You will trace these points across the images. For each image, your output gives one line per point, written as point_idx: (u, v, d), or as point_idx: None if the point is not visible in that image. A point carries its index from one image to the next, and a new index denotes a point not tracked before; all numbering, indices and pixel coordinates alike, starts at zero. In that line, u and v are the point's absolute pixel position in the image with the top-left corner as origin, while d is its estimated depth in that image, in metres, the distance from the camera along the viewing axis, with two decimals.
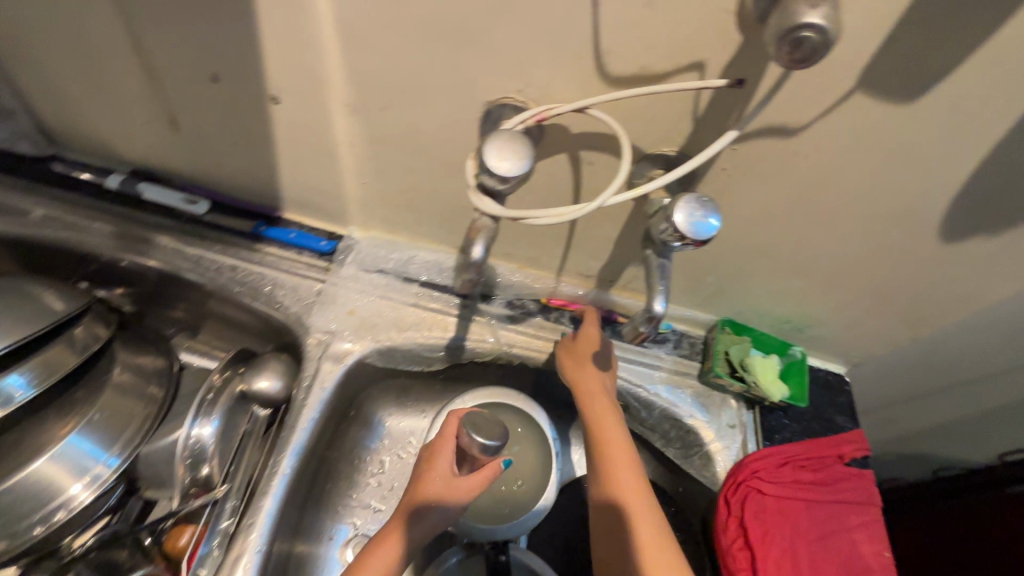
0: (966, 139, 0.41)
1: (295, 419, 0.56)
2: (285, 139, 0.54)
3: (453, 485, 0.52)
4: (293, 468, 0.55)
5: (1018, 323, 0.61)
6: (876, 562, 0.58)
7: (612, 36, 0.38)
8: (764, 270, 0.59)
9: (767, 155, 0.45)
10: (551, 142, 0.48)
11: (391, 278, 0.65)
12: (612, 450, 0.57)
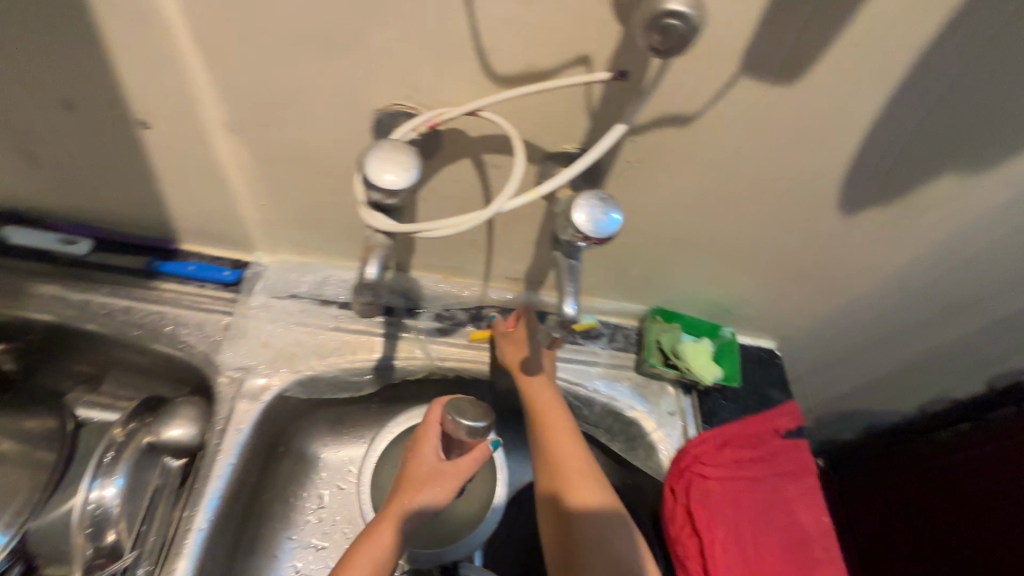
0: (848, 115, 0.42)
1: (209, 468, 0.52)
2: (164, 166, 0.50)
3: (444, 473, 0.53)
4: (210, 522, 0.50)
5: (922, 283, 0.65)
6: (815, 530, 0.60)
7: (491, 34, 0.37)
8: (685, 258, 0.60)
9: (666, 144, 0.45)
10: (451, 148, 0.46)
11: (307, 303, 0.61)
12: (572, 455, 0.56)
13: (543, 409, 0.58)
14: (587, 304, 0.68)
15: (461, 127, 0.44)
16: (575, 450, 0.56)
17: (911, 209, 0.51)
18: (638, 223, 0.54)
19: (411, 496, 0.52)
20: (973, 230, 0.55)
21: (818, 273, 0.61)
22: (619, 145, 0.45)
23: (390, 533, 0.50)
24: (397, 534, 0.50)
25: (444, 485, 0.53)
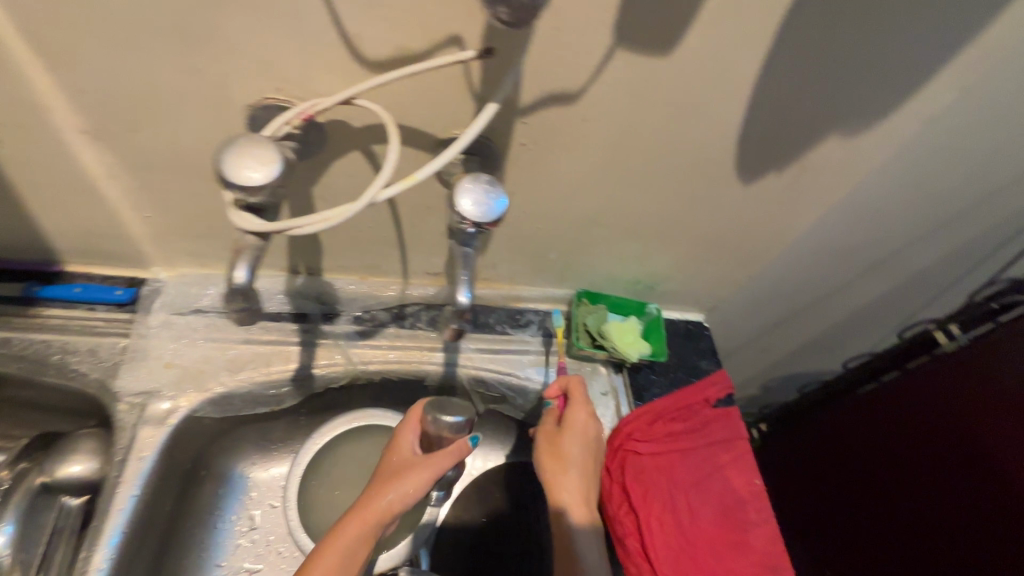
0: (729, 84, 0.42)
1: (109, 502, 0.48)
2: (23, 182, 0.45)
3: (423, 470, 0.49)
4: (113, 560, 0.47)
5: (830, 245, 0.67)
6: (748, 493, 0.61)
7: (353, 17, 0.35)
8: (601, 238, 0.60)
9: (558, 124, 0.44)
10: (338, 141, 0.44)
11: (212, 317, 0.58)
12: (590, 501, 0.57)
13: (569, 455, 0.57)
14: (513, 293, 0.68)
15: (342, 119, 0.42)
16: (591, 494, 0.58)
17: (805, 173, 0.53)
18: (547, 207, 0.54)
19: (385, 494, 0.47)
20: (866, 189, 0.57)
21: (731, 243, 0.63)
22: (511, 127, 0.44)
23: (360, 531, 0.45)
24: (364, 534, 0.45)
25: (423, 474, 0.48)
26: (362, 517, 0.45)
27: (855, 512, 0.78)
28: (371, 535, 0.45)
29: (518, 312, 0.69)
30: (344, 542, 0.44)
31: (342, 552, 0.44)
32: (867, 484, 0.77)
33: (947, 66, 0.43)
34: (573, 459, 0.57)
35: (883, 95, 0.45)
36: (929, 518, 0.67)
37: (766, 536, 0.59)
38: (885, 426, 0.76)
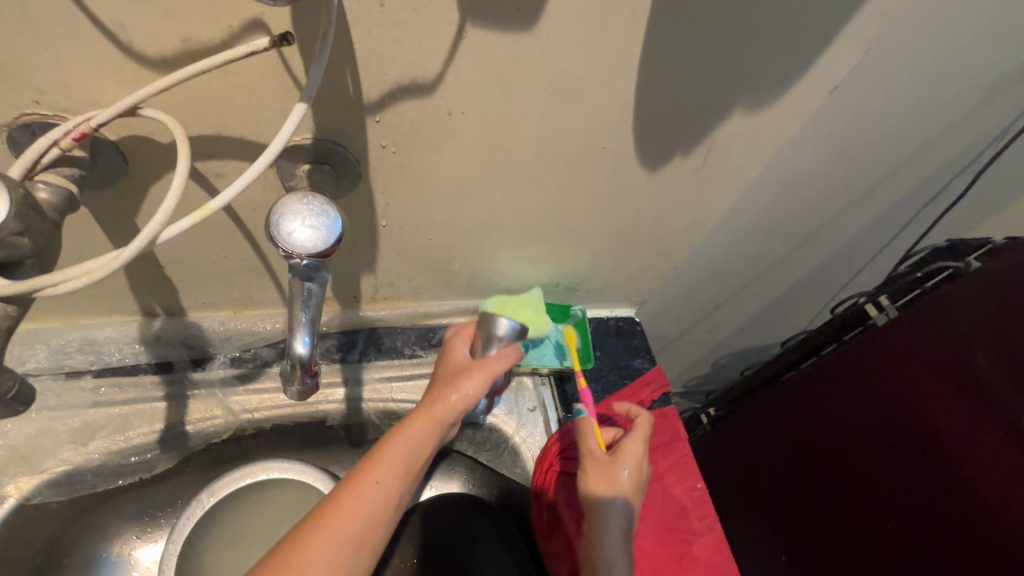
0: (610, 61, 0.37)
1: None
2: None
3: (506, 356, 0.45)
4: None
5: (752, 223, 0.63)
6: (689, 500, 0.58)
7: (104, 2, 0.27)
8: (505, 243, 0.53)
9: (419, 121, 0.37)
10: (143, 161, 0.35)
11: (47, 381, 0.49)
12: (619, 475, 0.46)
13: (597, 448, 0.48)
14: (422, 310, 0.60)
15: (140, 133, 0.33)
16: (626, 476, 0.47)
17: (714, 153, 0.48)
18: (434, 215, 0.47)
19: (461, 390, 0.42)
20: (781, 165, 0.53)
21: (649, 234, 0.57)
22: (362, 128, 0.37)
23: (406, 445, 0.39)
24: (401, 468, 0.38)
25: (479, 379, 0.43)
26: (380, 457, 0.38)
27: (801, 493, 0.76)
28: (432, 440, 0.41)
29: (430, 330, 0.62)
30: (406, 452, 0.39)
31: (414, 450, 0.39)
32: (809, 464, 0.75)
33: (849, 24, 0.39)
34: (625, 469, 0.46)
35: (785, 63, 0.40)
36: (872, 496, 0.65)
37: (710, 544, 0.56)
38: (823, 403, 0.73)
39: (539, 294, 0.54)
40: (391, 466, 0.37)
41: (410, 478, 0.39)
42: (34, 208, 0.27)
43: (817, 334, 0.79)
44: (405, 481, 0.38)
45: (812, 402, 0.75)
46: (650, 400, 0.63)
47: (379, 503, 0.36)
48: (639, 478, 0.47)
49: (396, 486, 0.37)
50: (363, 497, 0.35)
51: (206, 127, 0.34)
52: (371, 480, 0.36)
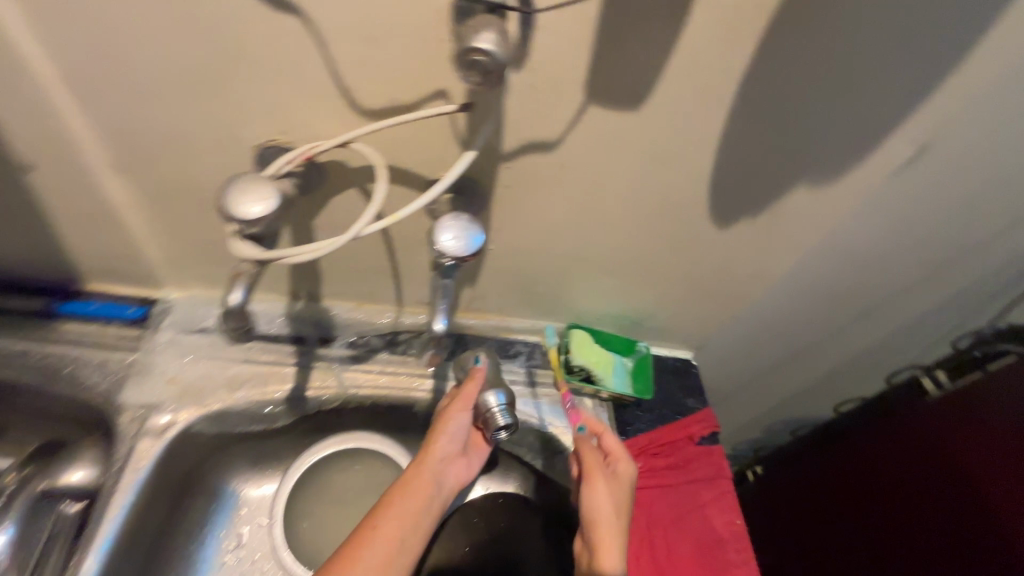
0: (696, 136, 0.46)
1: (105, 506, 0.52)
2: (56, 207, 0.50)
3: (466, 390, 0.59)
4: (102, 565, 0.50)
5: (812, 287, 0.69)
6: (727, 531, 0.62)
7: (350, 73, 0.40)
8: (585, 274, 0.62)
9: (538, 169, 0.48)
10: (334, 178, 0.48)
11: (217, 336, 0.61)
12: (598, 508, 0.56)
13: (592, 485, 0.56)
14: (503, 324, 0.70)
15: (340, 159, 0.46)
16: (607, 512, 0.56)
17: (777, 219, 0.55)
18: (533, 244, 0.57)
19: (435, 442, 0.59)
20: (840, 237, 0.60)
21: (713, 283, 0.65)
22: (493, 170, 0.48)
23: (399, 490, 0.55)
24: (400, 512, 0.54)
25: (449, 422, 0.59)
26: (380, 505, 0.54)
27: (842, 558, 0.76)
28: (423, 492, 0.56)
29: (508, 342, 0.71)
30: (403, 509, 0.54)
31: (412, 494, 0.55)
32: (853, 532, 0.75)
33: (905, 125, 0.46)
34: (605, 507, 0.56)
35: (846, 149, 0.48)
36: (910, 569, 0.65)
37: None
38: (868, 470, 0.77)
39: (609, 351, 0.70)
40: (390, 512, 0.53)
41: (413, 525, 0.54)
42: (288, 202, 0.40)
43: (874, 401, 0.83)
44: (407, 528, 0.53)
45: (862, 471, 0.78)
46: (700, 436, 0.68)
47: (384, 554, 0.51)
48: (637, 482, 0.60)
49: (397, 522, 0.53)
50: (370, 549, 0.50)
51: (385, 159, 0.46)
52: (373, 521, 0.52)
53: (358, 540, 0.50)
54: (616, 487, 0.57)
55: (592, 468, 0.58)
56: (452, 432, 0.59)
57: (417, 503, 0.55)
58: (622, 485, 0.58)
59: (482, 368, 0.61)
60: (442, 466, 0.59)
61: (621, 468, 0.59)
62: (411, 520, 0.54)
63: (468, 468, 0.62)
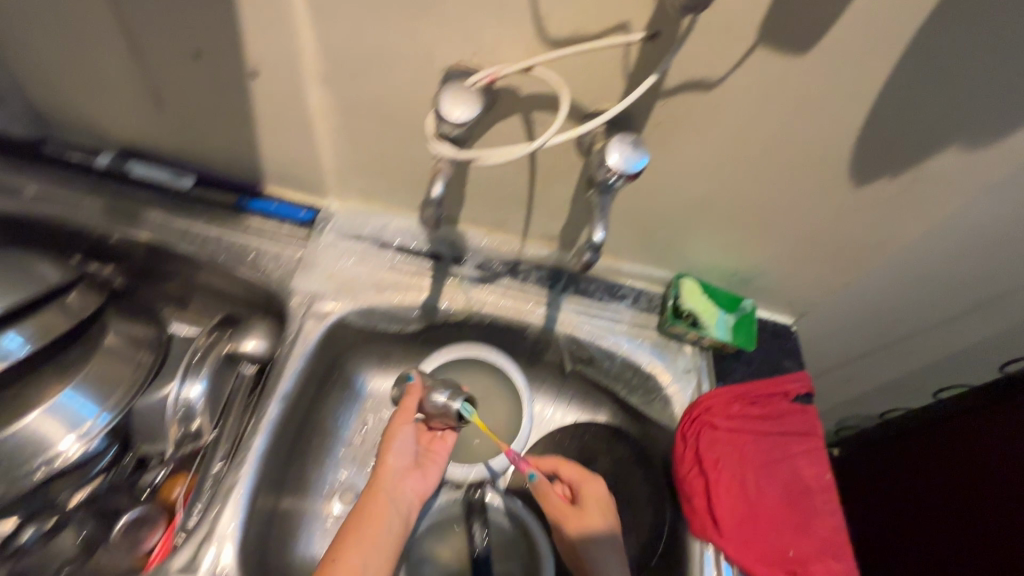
0: (856, 85, 0.48)
1: (281, 367, 0.61)
2: (263, 111, 0.59)
3: (406, 406, 0.63)
4: (279, 413, 0.59)
5: (936, 262, 0.68)
6: (816, 483, 0.64)
7: (548, 2, 0.44)
8: (708, 223, 0.65)
9: (693, 108, 0.51)
10: (504, 104, 0.53)
11: (368, 244, 0.70)
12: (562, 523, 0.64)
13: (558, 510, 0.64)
14: (615, 267, 0.74)
15: (513, 85, 0.51)
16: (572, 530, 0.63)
17: (918, 181, 0.56)
18: (667, 185, 0.60)
19: (387, 462, 0.62)
20: (978, 210, 0.59)
21: (834, 246, 0.66)
22: (649, 107, 0.52)
23: (359, 518, 0.56)
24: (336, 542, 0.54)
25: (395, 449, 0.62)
26: (356, 528, 0.55)
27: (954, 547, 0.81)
28: (380, 510, 0.58)
29: (616, 285, 0.75)
30: (365, 531, 0.56)
31: (348, 527, 0.56)
32: (945, 536, 0.83)
33: None
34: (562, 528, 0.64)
35: (1012, 113, 0.48)
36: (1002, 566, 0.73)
37: (830, 525, 0.62)
38: (949, 479, 0.84)
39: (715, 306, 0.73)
40: (342, 539, 0.54)
41: (374, 546, 0.55)
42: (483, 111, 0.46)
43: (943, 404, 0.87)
44: (371, 549, 0.54)
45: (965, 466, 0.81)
46: (795, 394, 0.70)
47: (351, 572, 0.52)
48: (606, 505, 0.64)
49: (357, 549, 0.54)
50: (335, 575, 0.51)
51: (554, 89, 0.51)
52: (348, 541, 0.54)
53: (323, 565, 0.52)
54: (580, 519, 0.63)
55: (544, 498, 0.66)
56: (395, 454, 0.62)
57: (375, 525, 0.56)
58: (588, 515, 0.63)
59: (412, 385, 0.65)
60: (398, 482, 0.61)
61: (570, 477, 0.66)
62: (369, 540, 0.55)
63: (427, 488, 0.64)
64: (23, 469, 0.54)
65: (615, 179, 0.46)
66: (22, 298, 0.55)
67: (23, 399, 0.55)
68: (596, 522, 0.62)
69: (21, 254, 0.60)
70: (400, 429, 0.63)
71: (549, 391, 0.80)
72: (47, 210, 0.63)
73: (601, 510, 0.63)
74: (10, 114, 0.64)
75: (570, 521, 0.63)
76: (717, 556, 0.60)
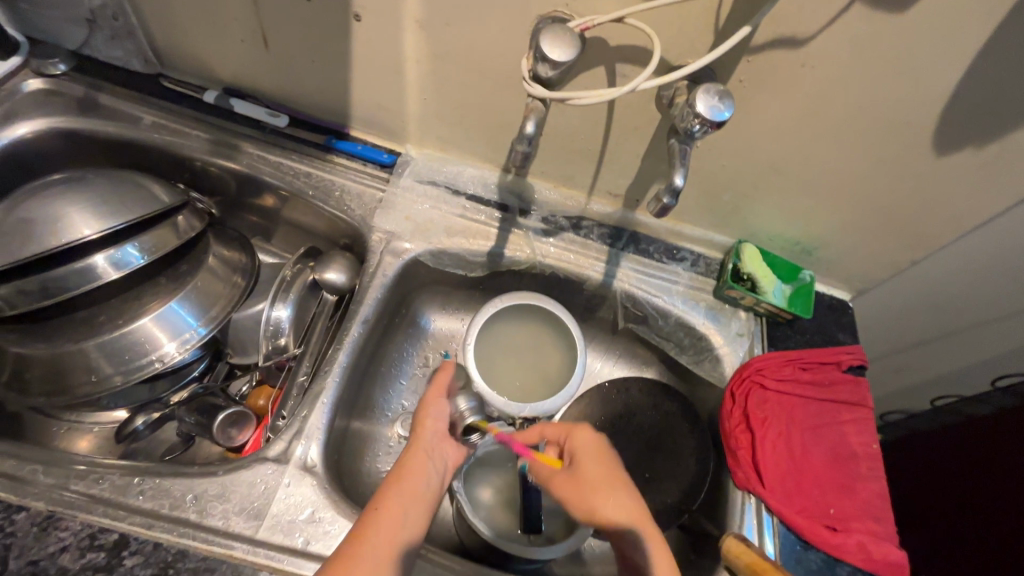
0: (952, 47, 0.48)
1: (362, 295, 0.68)
2: (361, 55, 0.63)
3: (443, 380, 0.62)
4: (361, 333, 0.66)
5: (1012, 245, 0.67)
6: (863, 450, 0.66)
7: None
8: (776, 188, 0.66)
9: (779, 66, 0.52)
10: (592, 54, 0.55)
11: (442, 190, 0.74)
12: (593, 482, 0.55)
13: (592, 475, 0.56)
14: (677, 229, 0.76)
15: (604, 36, 0.53)
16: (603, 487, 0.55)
17: (1006, 154, 0.55)
18: (739, 146, 0.62)
19: (422, 424, 0.57)
20: None
21: (905, 220, 0.66)
22: (735, 64, 0.53)
23: (388, 495, 0.49)
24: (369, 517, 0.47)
25: (427, 429, 0.57)
26: (384, 504, 0.48)
27: (978, 534, 0.81)
28: (418, 468, 0.53)
29: (675, 247, 0.77)
30: (406, 487, 0.51)
31: (381, 504, 0.49)
32: (957, 528, 0.85)
33: None
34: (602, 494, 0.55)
35: None
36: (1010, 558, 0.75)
37: (873, 490, 0.63)
38: (966, 476, 0.85)
39: (774, 275, 0.74)
40: (378, 512, 0.48)
41: (415, 501, 0.50)
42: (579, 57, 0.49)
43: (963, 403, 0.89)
44: (409, 504, 0.50)
45: (1001, 456, 0.80)
46: (848, 365, 0.71)
47: (390, 523, 0.47)
48: (602, 452, 0.58)
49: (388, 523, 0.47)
50: (377, 524, 0.47)
51: (642, 41, 0.53)
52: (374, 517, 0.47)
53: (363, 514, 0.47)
54: (582, 489, 0.55)
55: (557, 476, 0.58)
56: (433, 418, 0.58)
57: (414, 481, 0.51)
58: (586, 482, 0.56)
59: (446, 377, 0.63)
60: (434, 443, 0.56)
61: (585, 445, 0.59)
62: (411, 496, 0.50)
63: (460, 452, 0.59)
64: (136, 364, 0.61)
65: (699, 128, 0.49)
66: (141, 213, 0.61)
67: (138, 303, 0.62)
68: (606, 502, 0.54)
69: (141, 177, 0.66)
70: (436, 398, 0.60)
71: (600, 346, 0.82)
72: (162, 138, 0.70)
73: (594, 460, 0.57)
74: (132, 49, 0.71)
75: (568, 492, 0.56)
76: (758, 507, 0.63)
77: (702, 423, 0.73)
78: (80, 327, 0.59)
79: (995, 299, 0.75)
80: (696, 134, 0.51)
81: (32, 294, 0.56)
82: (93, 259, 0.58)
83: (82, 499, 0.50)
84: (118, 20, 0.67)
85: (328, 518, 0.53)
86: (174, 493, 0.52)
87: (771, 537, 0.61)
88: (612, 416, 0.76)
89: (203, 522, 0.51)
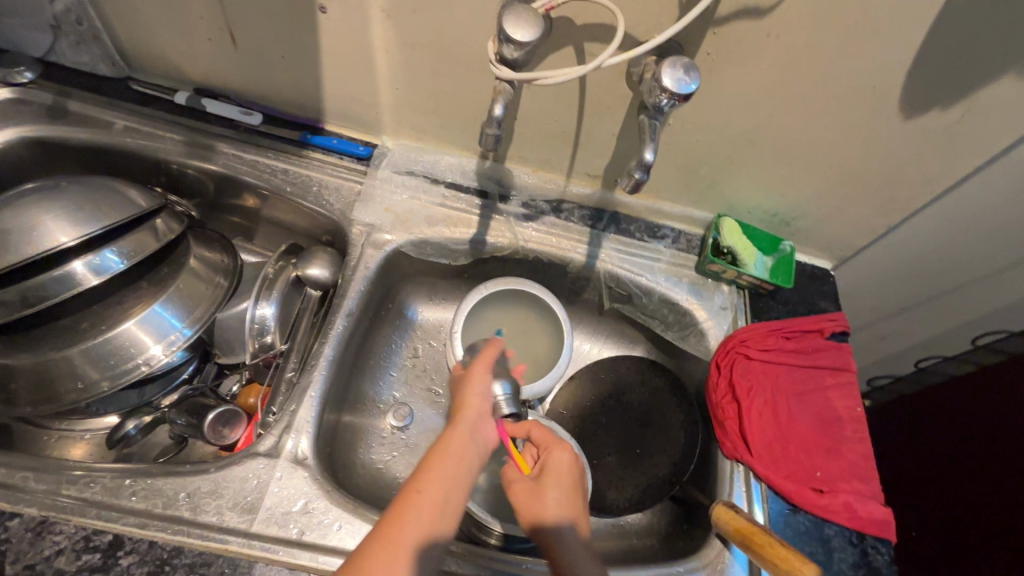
0: (912, 10, 0.48)
1: (346, 287, 0.68)
2: (329, 48, 0.62)
3: (487, 356, 0.60)
4: (346, 325, 0.66)
5: (984, 204, 0.68)
6: (847, 414, 0.67)
7: None
8: (751, 161, 0.66)
9: (744, 37, 0.53)
10: (559, 34, 0.55)
11: (421, 180, 0.75)
12: (547, 495, 0.52)
13: (553, 490, 0.53)
14: (656, 207, 0.76)
15: (569, 15, 0.53)
16: (560, 505, 0.52)
17: (971, 113, 0.56)
18: (712, 121, 0.62)
19: (467, 406, 0.55)
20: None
21: (879, 186, 0.66)
22: (701, 36, 0.53)
23: (432, 482, 0.46)
24: (417, 510, 0.44)
25: (479, 406, 0.55)
26: (424, 489, 0.45)
27: (966, 492, 0.83)
28: (460, 449, 0.50)
29: (656, 226, 0.78)
30: (445, 471, 0.47)
31: (432, 493, 0.45)
32: (947, 487, 0.86)
33: None
34: (556, 504, 0.52)
35: None
36: (999, 512, 0.76)
37: (858, 452, 0.65)
38: (951, 435, 0.87)
39: (755, 247, 0.75)
40: (422, 497, 0.45)
41: (458, 487, 0.47)
42: (544, 37, 0.49)
43: (950, 363, 0.90)
44: (451, 492, 0.46)
45: (988, 415, 0.82)
46: (831, 332, 0.72)
47: (428, 514, 0.44)
48: (569, 474, 0.54)
49: (431, 511, 0.45)
50: (416, 512, 0.44)
51: (608, 18, 0.53)
52: (411, 508, 0.44)
53: (399, 500, 0.44)
54: (536, 500, 0.52)
55: (519, 487, 0.54)
56: (478, 398, 0.56)
57: (456, 462, 0.48)
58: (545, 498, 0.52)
59: (503, 399, 0.59)
60: (477, 423, 0.53)
61: (562, 459, 0.55)
62: (452, 479, 0.47)
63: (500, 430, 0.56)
64: (121, 368, 0.61)
65: (667, 102, 0.49)
66: (117, 217, 0.61)
67: (121, 308, 0.62)
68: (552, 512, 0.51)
69: (117, 182, 0.66)
70: (482, 374, 0.57)
71: (587, 327, 0.83)
72: (134, 142, 0.70)
73: (562, 484, 0.53)
74: (99, 54, 0.70)
75: (523, 500, 0.53)
76: (746, 475, 0.64)
77: (690, 397, 0.74)
78: (65, 334, 0.60)
79: (973, 260, 0.76)
80: (664, 108, 0.51)
81: (12, 304, 0.56)
82: (71, 266, 0.57)
83: (75, 502, 0.50)
84: (80, 24, 0.66)
85: (322, 508, 0.54)
86: (166, 492, 0.52)
87: (760, 503, 0.63)
88: (601, 396, 0.77)
89: (197, 519, 0.52)
